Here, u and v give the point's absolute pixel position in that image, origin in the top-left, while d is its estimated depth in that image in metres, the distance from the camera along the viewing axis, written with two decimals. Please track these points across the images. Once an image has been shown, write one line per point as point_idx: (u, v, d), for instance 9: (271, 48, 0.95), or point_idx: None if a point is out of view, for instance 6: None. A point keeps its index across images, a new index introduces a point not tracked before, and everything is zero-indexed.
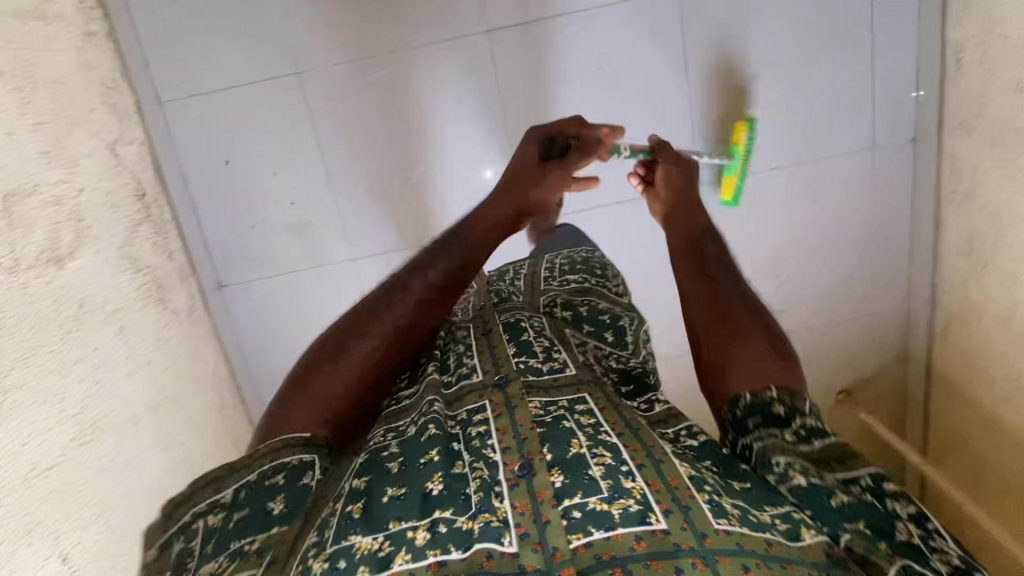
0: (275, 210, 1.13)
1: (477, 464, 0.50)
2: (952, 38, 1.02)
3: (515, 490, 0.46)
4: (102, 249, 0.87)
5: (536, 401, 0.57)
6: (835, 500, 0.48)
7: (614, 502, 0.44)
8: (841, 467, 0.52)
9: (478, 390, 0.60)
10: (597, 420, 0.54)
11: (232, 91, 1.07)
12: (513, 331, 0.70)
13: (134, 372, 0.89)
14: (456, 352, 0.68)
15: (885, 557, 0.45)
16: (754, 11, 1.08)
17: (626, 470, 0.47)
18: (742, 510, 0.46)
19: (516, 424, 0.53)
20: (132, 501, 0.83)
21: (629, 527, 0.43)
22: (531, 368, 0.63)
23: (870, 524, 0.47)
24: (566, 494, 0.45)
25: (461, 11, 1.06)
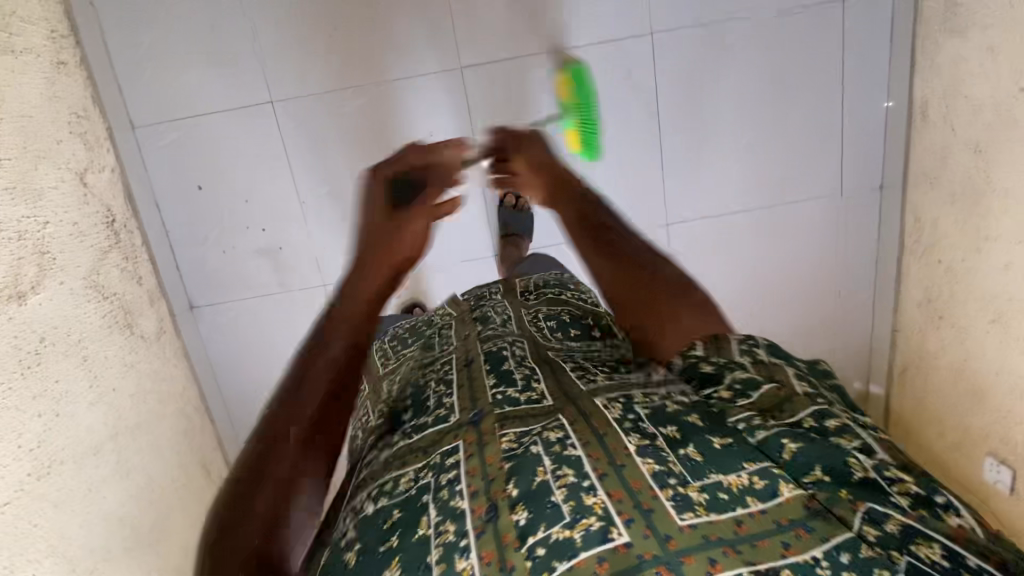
0: (245, 235, 1.14)
1: (443, 523, 0.48)
2: (919, 93, 1.05)
3: (481, 540, 0.46)
4: (67, 282, 0.88)
5: (511, 433, 0.55)
6: (789, 451, 0.49)
7: (575, 525, 0.45)
8: (788, 409, 0.54)
9: (452, 431, 0.58)
10: (565, 434, 0.53)
11: (202, 118, 1.08)
12: (494, 360, 0.69)
13: (96, 402, 0.90)
14: (436, 392, 0.66)
15: (848, 507, 0.45)
16: (729, 56, 1.09)
17: (588, 486, 0.47)
18: (711, 489, 0.47)
19: (485, 464, 0.52)
20: (91, 530, 0.84)
21: (591, 551, 0.43)
22: (509, 398, 0.61)
23: (828, 468, 0.48)
24: (530, 533, 0.46)
25: (439, 47, 1.07)
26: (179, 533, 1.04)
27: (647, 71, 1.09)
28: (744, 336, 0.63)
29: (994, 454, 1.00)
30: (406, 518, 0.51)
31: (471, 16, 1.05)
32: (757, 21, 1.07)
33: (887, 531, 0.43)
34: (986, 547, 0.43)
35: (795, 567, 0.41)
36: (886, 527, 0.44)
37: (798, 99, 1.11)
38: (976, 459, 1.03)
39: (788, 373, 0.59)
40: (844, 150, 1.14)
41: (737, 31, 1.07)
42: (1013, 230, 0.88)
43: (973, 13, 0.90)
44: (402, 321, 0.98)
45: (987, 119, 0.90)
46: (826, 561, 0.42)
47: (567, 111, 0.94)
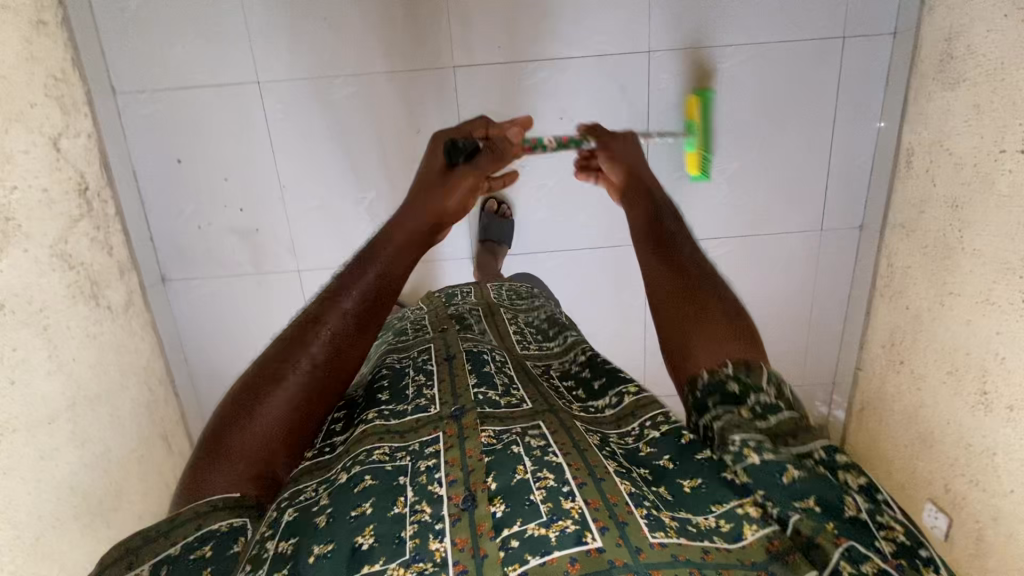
0: (222, 213, 1.13)
1: (419, 504, 0.47)
2: (905, 141, 1.05)
3: (456, 526, 0.45)
4: (32, 248, 0.87)
5: (490, 430, 0.55)
6: (787, 477, 0.45)
7: (551, 524, 0.43)
8: (796, 442, 0.48)
9: (432, 422, 0.57)
10: (548, 442, 0.53)
11: (187, 92, 1.06)
12: (476, 361, 0.68)
13: (55, 371, 0.90)
14: (415, 381, 0.65)
15: (830, 539, 0.42)
16: (722, 80, 1.08)
17: (567, 491, 0.46)
18: (682, 520, 0.45)
19: (464, 456, 0.51)
20: (42, 499, 0.85)
21: (565, 550, 0.41)
22: (489, 400, 0.60)
23: (823, 501, 0.44)
24: (506, 525, 0.44)
25: (435, 42, 1.05)
26: (134, 504, 1.05)
27: (641, 89, 1.08)
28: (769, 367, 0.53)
29: (934, 500, 1.03)
30: (379, 489, 0.49)
31: (471, 15, 1.04)
32: (753, 50, 1.06)
33: (864, 572, 0.40)
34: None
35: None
36: (863, 567, 0.41)
37: (788, 132, 1.11)
38: (918, 502, 1.06)
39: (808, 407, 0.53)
40: (827, 187, 1.15)
41: (732, 59, 1.07)
42: (978, 289, 0.90)
43: (966, 67, 0.90)
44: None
45: (965, 176, 0.91)
46: None
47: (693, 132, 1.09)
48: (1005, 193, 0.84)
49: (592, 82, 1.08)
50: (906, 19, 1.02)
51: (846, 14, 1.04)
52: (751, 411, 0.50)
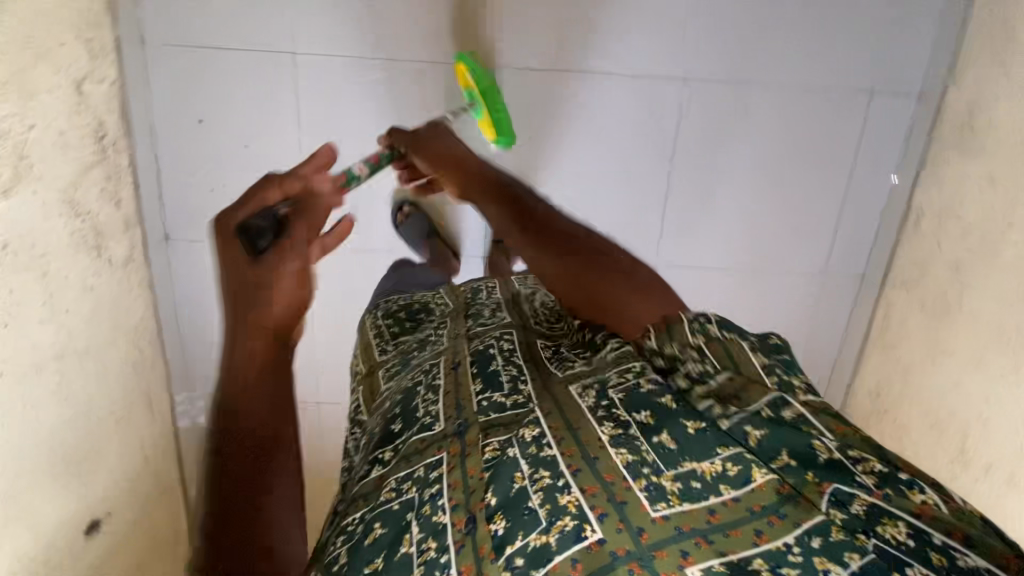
0: (238, 180, 1.12)
1: (425, 542, 0.48)
2: (918, 200, 1.10)
3: (461, 554, 0.46)
4: (41, 190, 0.84)
5: (495, 442, 0.54)
6: (752, 439, 0.48)
7: (551, 528, 0.45)
8: (744, 398, 0.50)
9: (435, 442, 0.57)
10: (542, 432, 0.52)
11: (216, 52, 1.04)
12: (481, 361, 0.67)
13: (48, 319, 0.87)
14: (423, 400, 0.65)
15: (814, 489, 0.44)
16: (752, 118, 1.10)
17: (562, 484, 0.47)
18: (686, 478, 0.47)
19: (466, 477, 0.51)
20: (17, 448, 0.82)
21: (566, 553, 0.43)
22: (495, 404, 0.59)
23: (796, 453, 0.46)
24: (508, 542, 0.45)
25: (480, 41, 1.05)
26: (106, 464, 1.02)
27: (672, 116, 1.10)
28: (693, 315, 0.57)
29: None
30: (388, 539, 0.51)
31: (520, 19, 1.04)
32: (786, 93, 1.09)
33: (854, 513, 0.42)
34: (954, 523, 0.40)
35: (766, 557, 0.41)
36: (852, 508, 0.42)
37: (808, 176, 1.14)
38: None
39: (743, 350, 0.53)
40: (838, 235, 1.18)
41: (766, 97, 1.09)
42: (969, 351, 0.94)
43: (985, 139, 0.94)
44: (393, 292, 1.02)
45: (972, 242, 0.95)
46: (796, 547, 0.41)
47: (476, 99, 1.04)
48: (1009, 263, 0.87)
49: (626, 101, 1.09)
50: (933, 83, 1.06)
51: (880, 72, 1.07)
52: (691, 377, 0.54)
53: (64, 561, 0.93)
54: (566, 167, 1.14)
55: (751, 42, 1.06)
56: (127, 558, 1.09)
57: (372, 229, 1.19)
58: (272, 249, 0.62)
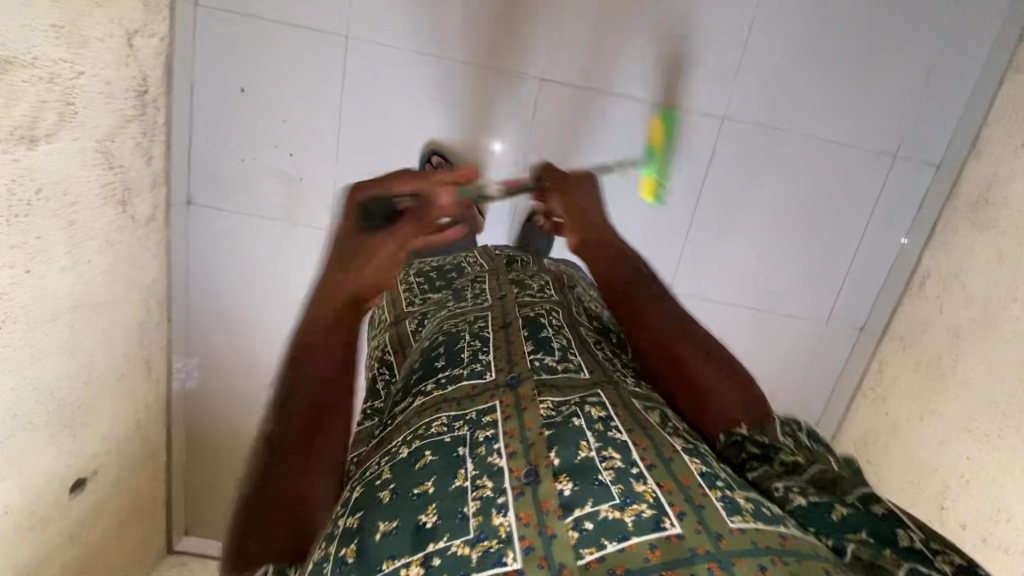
0: (270, 153, 1.11)
1: (480, 479, 0.48)
2: (924, 264, 1.15)
3: (521, 500, 0.46)
4: (81, 138, 0.83)
5: (548, 401, 0.57)
6: (836, 514, 0.47)
7: (626, 508, 0.45)
8: (837, 486, 0.50)
9: (489, 390, 0.59)
10: (609, 415, 0.55)
11: (271, 24, 1.03)
12: (532, 327, 0.70)
13: (69, 269, 0.85)
14: (471, 346, 0.67)
15: (892, 560, 0.44)
16: (782, 163, 1.15)
17: (636, 473, 0.48)
18: (755, 505, 0.47)
19: (524, 428, 0.53)
20: (21, 396, 0.80)
21: (644, 536, 0.43)
22: (546, 365, 0.62)
23: (875, 533, 0.45)
24: (575, 504, 0.45)
25: (528, 51, 1.09)
26: (100, 421, 1.00)
27: (705, 147, 1.14)
28: (784, 419, 0.60)
29: None
30: (441, 465, 0.50)
31: (569, 35, 1.08)
32: (817, 144, 1.14)
33: None
34: None
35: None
36: None
37: (825, 226, 1.19)
38: None
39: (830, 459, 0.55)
40: (844, 286, 1.23)
41: (798, 145, 1.14)
42: (957, 413, 0.99)
43: (998, 216, 0.99)
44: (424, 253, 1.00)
45: (973, 311, 1.00)
46: None
47: (654, 159, 1.11)
48: (1006, 335, 0.92)
49: (664, 125, 1.13)
50: (953, 156, 1.12)
51: (904, 137, 1.13)
52: (781, 462, 0.54)
53: (48, 516, 0.91)
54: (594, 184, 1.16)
55: (791, 90, 1.10)
56: (106, 518, 1.07)
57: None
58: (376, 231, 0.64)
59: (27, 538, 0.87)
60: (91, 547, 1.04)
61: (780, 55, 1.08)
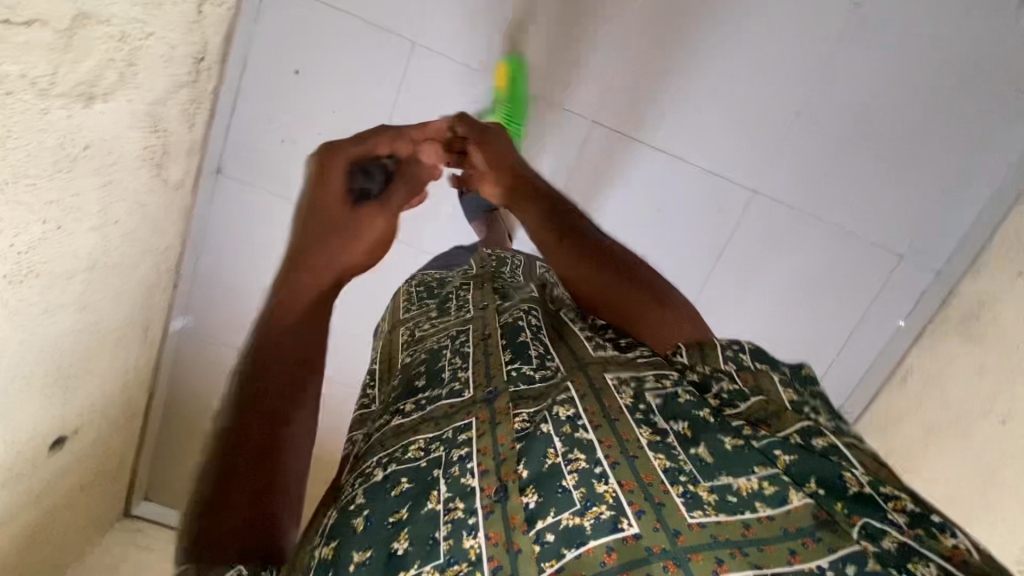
0: (313, 140, 1.12)
1: (452, 501, 0.44)
2: (910, 359, 1.24)
3: (489, 520, 0.42)
4: (134, 100, 0.80)
5: (524, 413, 0.50)
6: (780, 462, 0.41)
7: (586, 512, 0.40)
8: (773, 423, 0.44)
9: (466, 407, 0.54)
10: (577, 412, 0.47)
11: (341, 15, 1.03)
12: (512, 333, 0.63)
13: (96, 229, 0.83)
14: (451, 363, 0.62)
15: (845, 518, 0.37)
16: (798, 243, 1.23)
17: (600, 473, 0.42)
18: (719, 491, 0.40)
19: (496, 444, 0.47)
20: (26, 352, 0.77)
21: (601, 538, 0.39)
22: (523, 375, 0.55)
23: (824, 480, 0.39)
24: (540, 516, 0.41)
25: (580, 93, 1.13)
26: (92, 380, 0.97)
27: (733, 215, 1.21)
28: (728, 342, 0.52)
29: None
30: (416, 491, 0.47)
31: (621, 86, 1.12)
32: (833, 232, 1.22)
33: (883, 549, 0.36)
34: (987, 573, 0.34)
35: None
36: (883, 543, 0.36)
37: (824, 306, 1.28)
38: None
39: (772, 380, 0.48)
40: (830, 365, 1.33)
41: (816, 230, 1.22)
42: None
43: (984, 332, 1.07)
44: (430, 271, 0.95)
45: (947, 414, 1.08)
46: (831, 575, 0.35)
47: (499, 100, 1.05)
48: (975, 445, 1.00)
49: (695, 186, 1.19)
50: (951, 269, 1.21)
51: (913, 240, 1.22)
52: (710, 395, 0.48)
53: (25, 474, 0.87)
54: (623, 220, 1.23)
55: (820, 178, 1.18)
56: (76, 478, 1.04)
57: (423, 230, 1.28)
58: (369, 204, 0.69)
59: (4, 496, 0.84)
60: (60, 505, 1.01)
61: (818, 144, 1.15)
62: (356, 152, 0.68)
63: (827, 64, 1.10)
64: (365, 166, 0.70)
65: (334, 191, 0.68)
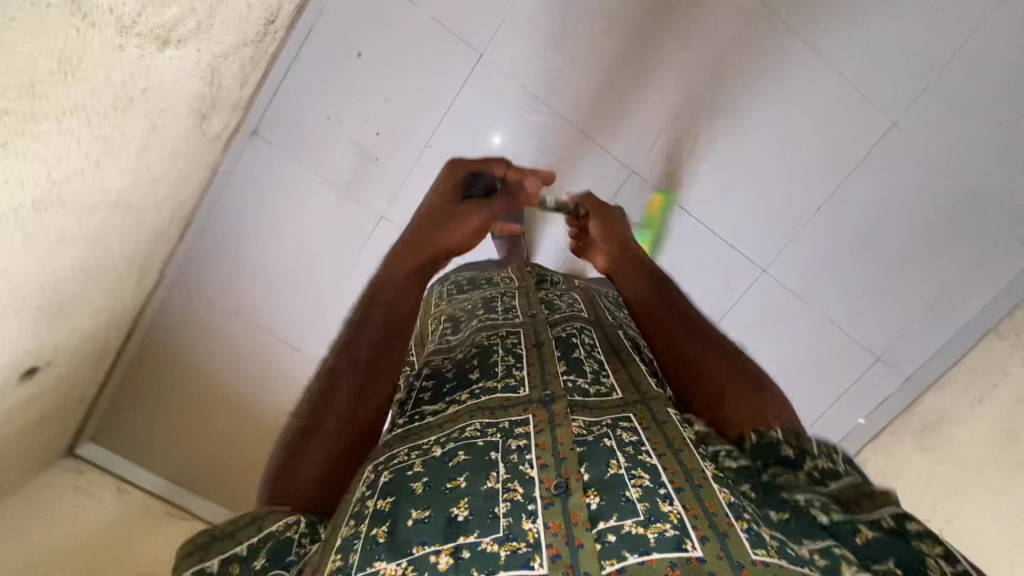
0: (358, 124, 1.12)
1: (511, 484, 0.50)
2: (865, 453, 1.33)
3: (548, 510, 0.47)
4: (202, 51, 0.78)
5: (579, 420, 0.57)
6: (861, 537, 0.46)
7: (650, 525, 0.46)
8: (862, 505, 0.49)
9: (523, 404, 0.60)
10: (639, 439, 0.55)
11: (415, 12, 1.04)
12: (564, 345, 0.70)
13: (129, 169, 0.80)
14: (505, 360, 0.68)
15: None
16: (787, 325, 1.31)
17: (664, 494, 0.49)
18: (779, 541, 0.48)
19: (556, 442, 0.53)
20: (29, 281, 0.73)
21: (665, 553, 0.44)
22: (578, 387, 0.62)
23: (903, 561, 0.45)
24: (601, 517, 0.47)
25: (626, 142, 1.17)
26: (79, 316, 0.93)
27: (740, 287, 1.28)
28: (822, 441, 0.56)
29: None
30: (473, 465, 0.52)
31: (663, 145, 1.17)
32: (821, 322, 1.30)
33: None
34: None
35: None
36: None
37: (799, 391, 1.36)
38: None
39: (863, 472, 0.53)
40: None
41: (806, 317, 1.30)
42: None
43: (938, 444, 1.16)
44: (463, 271, 1.01)
45: None
46: None
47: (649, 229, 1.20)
48: None
49: (711, 251, 1.25)
50: (918, 379, 1.31)
51: (890, 345, 1.31)
52: (808, 466, 0.52)
53: None
54: None
55: (821, 273, 1.26)
56: (37, 411, 0.99)
57: None
58: (472, 201, 0.83)
59: None
60: (16, 436, 0.96)
61: (827, 242, 1.23)
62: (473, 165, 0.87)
63: (853, 170, 1.17)
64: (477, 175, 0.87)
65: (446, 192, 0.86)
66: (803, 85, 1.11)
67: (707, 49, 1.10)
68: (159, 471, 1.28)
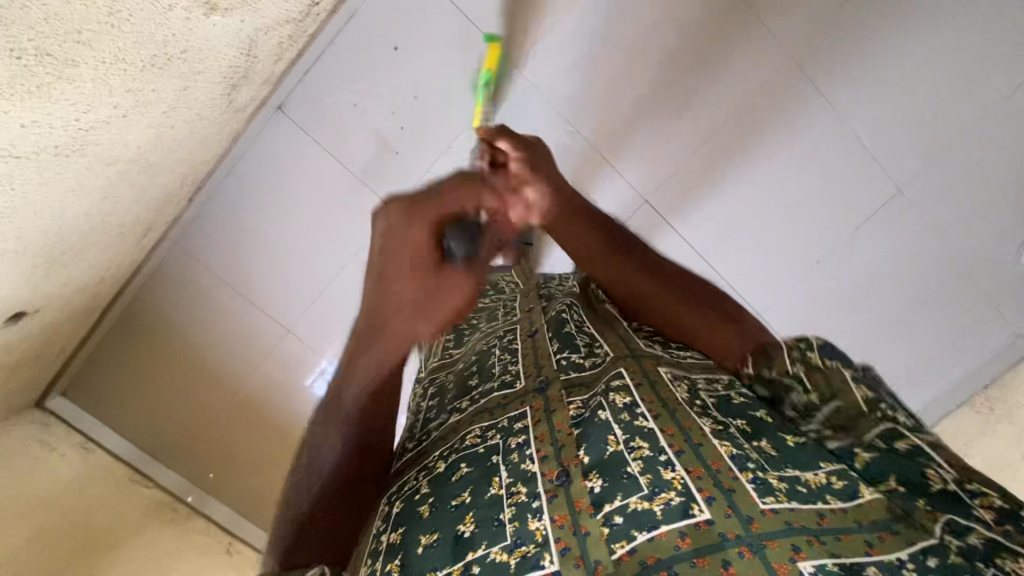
0: (384, 116, 1.13)
1: (514, 486, 0.53)
2: None
3: (555, 502, 0.50)
4: (247, 21, 0.79)
5: (576, 401, 0.60)
6: (856, 459, 0.49)
7: (654, 498, 0.47)
8: (855, 430, 0.50)
9: (519, 399, 0.63)
10: (633, 401, 0.57)
11: (455, 16, 1.06)
12: (557, 327, 0.74)
13: (154, 127, 0.80)
14: (501, 359, 0.72)
15: (925, 516, 0.44)
16: None
17: (665, 461, 0.50)
18: (790, 481, 0.48)
19: (553, 430, 0.57)
20: (35, 224, 0.72)
21: (673, 525, 0.46)
22: (573, 364, 0.66)
23: (904, 479, 0.46)
24: (606, 501, 0.49)
25: (636, 167, 1.19)
26: (76, 266, 0.92)
27: None
28: (794, 339, 0.57)
29: None
30: (475, 474, 0.56)
31: (679, 178, 1.20)
32: None
33: (968, 544, 0.42)
34: None
35: (879, 568, 0.41)
36: (968, 539, 0.42)
37: None
38: None
39: (845, 377, 0.53)
40: None
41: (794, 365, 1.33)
42: None
43: None
44: None
45: None
46: (910, 565, 0.42)
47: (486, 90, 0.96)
48: None
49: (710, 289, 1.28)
50: None
51: None
52: (794, 407, 0.55)
53: None
54: None
55: (812, 324, 1.29)
56: (15, 357, 0.97)
57: None
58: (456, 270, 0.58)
59: None
60: None
61: (823, 294, 1.27)
62: (440, 212, 0.57)
63: (856, 230, 1.21)
64: (452, 223, 0.58)
65: (415, 253, 0.55)
66: (819, 140, 1.15)
67: (734, 91, 1.12)
68: (131, 436, 1.26)
